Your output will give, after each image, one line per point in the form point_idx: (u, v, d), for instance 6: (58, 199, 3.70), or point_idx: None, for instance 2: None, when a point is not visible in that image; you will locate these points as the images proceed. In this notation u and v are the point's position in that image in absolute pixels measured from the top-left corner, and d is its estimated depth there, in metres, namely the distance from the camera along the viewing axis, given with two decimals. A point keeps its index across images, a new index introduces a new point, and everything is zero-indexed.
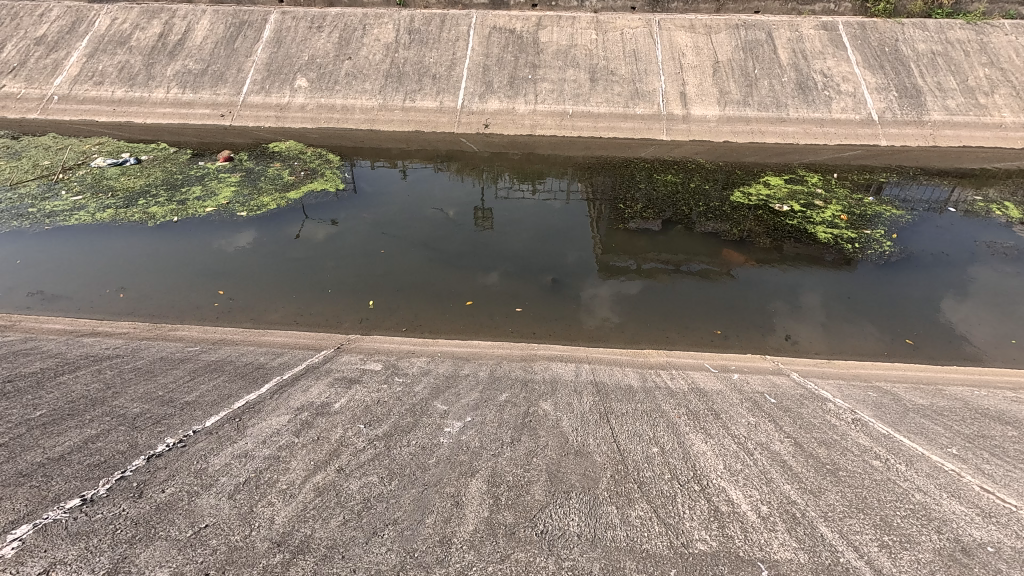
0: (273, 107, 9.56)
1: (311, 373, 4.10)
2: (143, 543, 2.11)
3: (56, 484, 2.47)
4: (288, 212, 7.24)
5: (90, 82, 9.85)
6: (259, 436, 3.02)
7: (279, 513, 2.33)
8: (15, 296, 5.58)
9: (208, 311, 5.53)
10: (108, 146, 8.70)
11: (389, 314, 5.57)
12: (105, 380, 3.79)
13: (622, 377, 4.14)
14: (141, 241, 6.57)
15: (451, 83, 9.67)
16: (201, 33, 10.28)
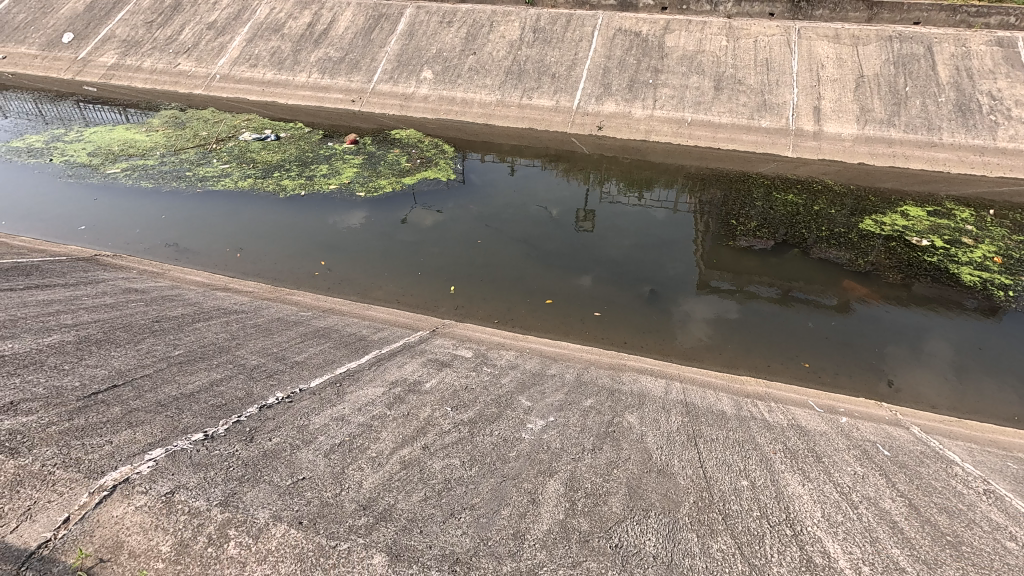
0: (398, 97, 10.09)
1: (406, 351, 4.30)
2: (250, 482, 2.30)
3: (186, 417, 2.79)
4: (400, 196, 7.62)
5: (247, 64, 10.97)
6: (356, 403, 3.22)
7: (367, 479, 2.46)
8: (165, 249, 6.40)
9: (319, 281, 5.98)
10: (255, 123, 9.64)
11: (482, 304, 5.71)
12: (232, 331, 4.22)
13: (714, 401, 3.94)
14: (270, 210, 7.24)
15: (569, 84, 9.67)
16: (343, 23, 11.06)
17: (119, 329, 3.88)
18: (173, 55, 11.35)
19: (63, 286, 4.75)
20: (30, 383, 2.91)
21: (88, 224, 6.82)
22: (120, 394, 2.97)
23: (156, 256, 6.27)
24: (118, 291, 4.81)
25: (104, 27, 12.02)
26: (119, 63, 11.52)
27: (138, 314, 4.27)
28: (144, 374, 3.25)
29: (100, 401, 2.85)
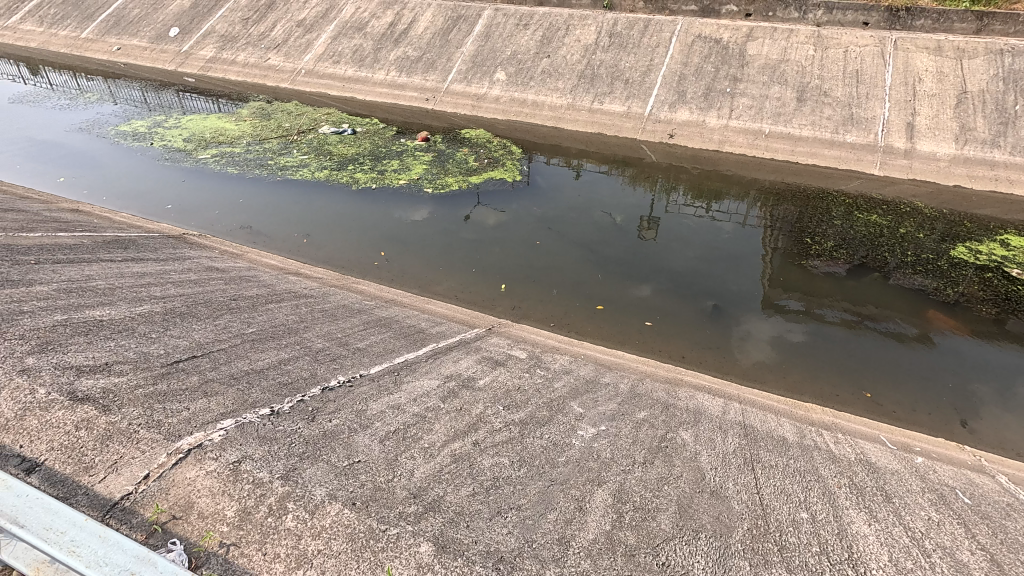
0: (470, 97, 10.25)
1: (462, 347, 4.37)
2: (309, 460, 2.41)
3: (255, 392, 2.95)
4: (466, 194, 7.74)
5: (330, 61, 11.47)
6: (411, 393, 3.30)
7: (418, 469, 2.52)
8: (244, 232, 6.81)
9: (382, 272, 6.17)
10: (334, 117, 10.08)
11: (539, 306, 5.72)
12: (301, 314, 4.43)
13: (776, 425, 3.77)
14: (342, 201, 7.55)
15: (642, 90, 9.51)
16: (423, 24, 11.36)
17: (200, 304, 4.15)
18: (264, 50, 12.04)
19: (155, 261, 5.13)
20: (123, 347, 3.16)
21: (179, 205, 7.37)
22: (198, 364, 3.17)
23: (235, 238, 6.69)
24: (201, 269, 5.15)
25: (205, 22, 12.89)
26: (217, 56, 12.33)
27: (217, 291, 4.56)
28: (220, 348, 3.47)
29: (181, 369, 3.06)
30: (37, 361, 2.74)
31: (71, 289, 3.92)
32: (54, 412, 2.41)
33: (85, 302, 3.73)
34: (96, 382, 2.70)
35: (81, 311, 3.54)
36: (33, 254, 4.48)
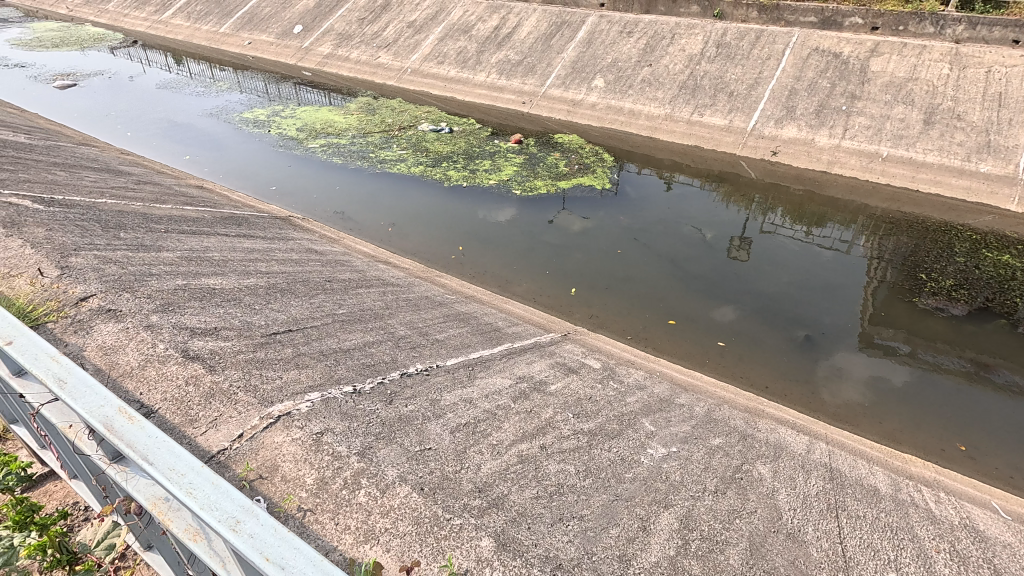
0: (567, 102, 10.27)
1: (536, 350, 4.39)
2: (384, 441, 2.51)
3: (341, 369, 3.13)
4: (553, 198, 7.75)
5: (435, 62, 11.91)
6: (484, 389, 3.36)
7: (485, 464, 2.56)
8: (339, 219, 7.25)
9: (464, 268, 6.33)
10: (434, 115, 10.46)
11: (617, 317, 5.62)
12: (386, 301, 4.64)
13: (867, 473, 3.46)
14: (432, 196, 7.82)
15: (747, 103, 9.08)
16: (527, 29, 11.53)
17: (298, 282, 4.46)
18: (375, 49, 12.71)
19: (263, 239, 5.57)
20: (230, 315, 3.46)
21: (285, 189, 7.97)
22: (293, 338, 3.41)
23: (330, 224, 7.14)
24: (302, 250, 5.52)
25: (326, 21, 13.81)
26: (333, 53, 13.17)
27: (314, 272, 4.86)
28: (313, 325, 3.70)
29: (278, 340, 3.31)
30: (160, 319, 3.05)
31: (192, 258, 4.34)
32: (170, 367, 2.67)
33: (202, 270, 4.12)
34: (206, 343, 2.97)
35: (198, 279, 3.90)
36: (163, 224, 5.00)
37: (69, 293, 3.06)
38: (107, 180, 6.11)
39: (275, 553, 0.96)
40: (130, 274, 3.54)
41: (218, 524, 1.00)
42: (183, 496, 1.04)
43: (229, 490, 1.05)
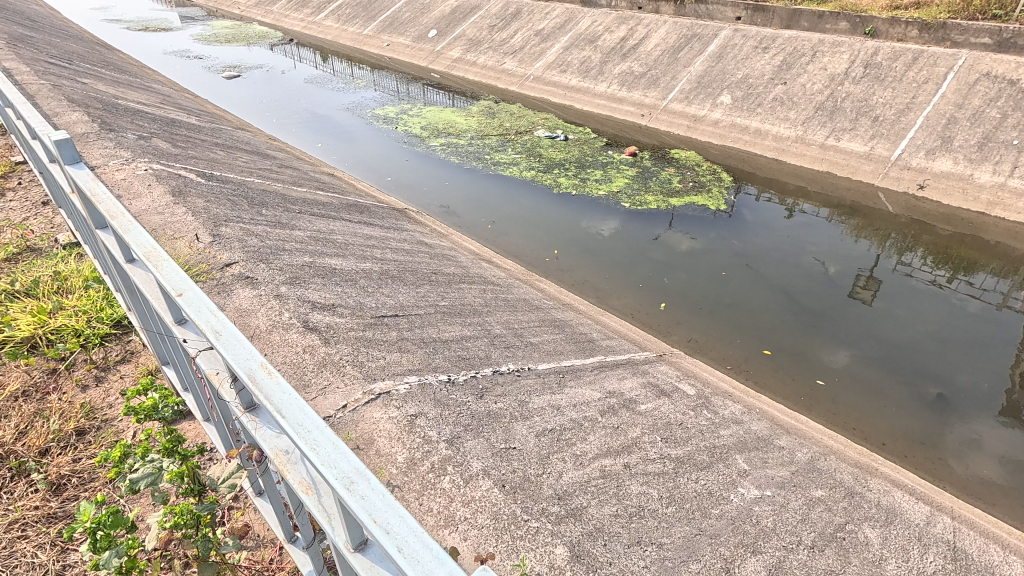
0: (688, 117, 9.94)
1: (629, 366, 4.30)
2: (472, 433, 2.58)
3: (438, 358, 3.27)
4: (662, 214, 7.53)
5: (558, 70, 12.04)
6: (573, 398, 3.35)
7: (567, 473, 2.56)
8: (443, 213, 7.63)
9: (561, 275, 6.37)
10: (551, 122, 10.58)
11: (718, 345, 5.34)
12: (486, 299, 4.76)
13: (1000, 561, 3.02)
14: (540, 201, 7.91)
15: (894, 130, 8.18)
16: (654, 41, 11.30)
17: (407, 271, 4.71)
18: (502, 55, 13.10)
19: (380, 227, 5.95)
20: (346, 294, 3.73)
21: (400, 181, 8.50)
22: (398, 322, 3.61)
23: (435, 216, 7.54)
24: (414, 241, 5.82)
25: (459, 27, 14.45)
26: (462, 57, 13.76)
27: (422, 263, 5.11)
28: (417, 313, 3.90)
29: (385, 323, 3.52)
30: (287, 290, 3.36)
31: (318, 238, 4.73)
32: (292, 335, 2.94)
33: (326, 251, 4.48)
34: (323, 317, 3.22)
35: (322, 258, 4.25)
36: (298, 206, 5.51)
37: (217, 259, 3.46)
38: (257, 162, 6.84)
39: (382, 518, 0.96)
40: (267, 247, 3.93)
41: (334, 482, 1.01)
42: (306, 449, 1.07)
43: (346, 451, 1.05)
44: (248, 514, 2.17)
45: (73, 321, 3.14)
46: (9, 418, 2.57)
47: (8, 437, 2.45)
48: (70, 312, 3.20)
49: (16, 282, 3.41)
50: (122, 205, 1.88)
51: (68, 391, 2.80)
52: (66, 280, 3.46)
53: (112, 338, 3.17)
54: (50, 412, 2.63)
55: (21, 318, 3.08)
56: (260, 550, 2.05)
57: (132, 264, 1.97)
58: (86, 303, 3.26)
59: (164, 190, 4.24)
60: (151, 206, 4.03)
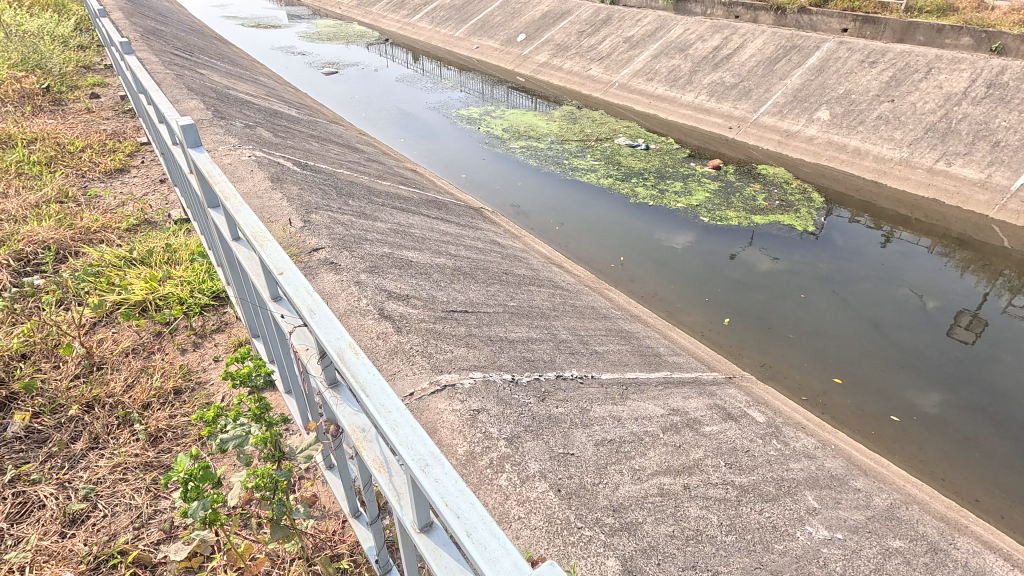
0: (780, 132, 9.46)
1: (695, 386, 4.16)
2: (532, 434, 2.59)
3: (503, 358, 3.31)
4: (742, 231, 7.23)
5: (645, 78, 11.82)
6: (635, 411, 3.29)
7: (623, 486, 2.53)
8: (515, 212, 7.75)
9: (630, 285, 6.27)
10: (633, 130, 10.42)
11: (794, 373, 5.05)
12: (554, 303, 4.76)
13: None
14: (615, 209, 7.81)
15: (1017, 157, 7.36)
16: (750, 51, 10.85)
17: (479, 269, 4.80)
18: (588, 61, 13.05)
19: (456, 225, 6.09)
20: (419, 286, 3.85)
21: (475, 179, 8.72)
22: (467, 318, 3.70)
23: (507, 216, 7.67)
24: (487, 240, 5.91)
25: (548, 32, 14.52)
26: (548, 62, 13.82)
27: (494, 263, 5.19)
28: (485, 311, 3.96)
29: (455, 318, 3.61)
30: (367, 278, 3.51)
31: (398, 231, 4.92)
32: (368, 321, 3.08)
33: (404, 243, 4.65)
34: (397, 306, 3.34)
35: (400, 250, 4.42)
36: (381, 199, 5.75)
37: (306, 243, 3.68)
38: (347, 154, 7.20)
39: (453, 502, 1.00)
40: (351, 235, 4.13)
41: (411, 462, 1.06)
42: (386, 429, 1.12)
43: (424, 435, 1.10)
44: (316, 485, 2.31)
45: (178, 290, 3.45)
46: (120, 372, 2.86)
47: (119, 388, 2.74)
48: (176, 281, 3.51)
49: (134, 251, 3.80)
50: (234, 187, 2.04)
51: (170, 352, 3.09)
52: (175, 252, 3.80)
53: (210, 308, 3.46)
54: (153, 370, 2.91)
55: (136, 283, 3.43)
56: (324, 521, 2.18)
57: (237, 242, 2.14)
58: (190, 275, 3.57)
59: (264, 176, 4.56)
60: (252, 190, 4.34)
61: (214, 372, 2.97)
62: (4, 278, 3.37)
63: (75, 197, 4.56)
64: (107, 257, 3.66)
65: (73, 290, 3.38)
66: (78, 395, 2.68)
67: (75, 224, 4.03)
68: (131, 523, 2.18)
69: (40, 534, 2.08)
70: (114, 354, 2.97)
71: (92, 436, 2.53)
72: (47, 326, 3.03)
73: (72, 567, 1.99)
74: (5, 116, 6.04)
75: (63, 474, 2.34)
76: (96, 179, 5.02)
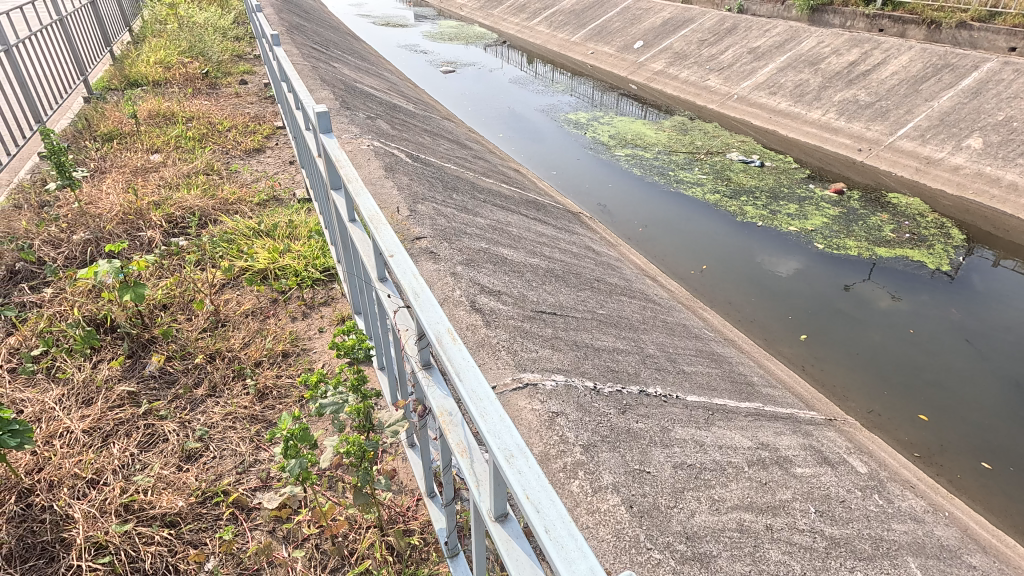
0: (918, 159, 8.54)
1: (790, 423, 3.87)
2: (609, 445, 2.54)
3: (587, 364, 3.27)
4: (861, 263, 6.63)
5: (767, 91, 11.12)
6: (720, 439, 3.12)
7: (700, 515, 2.44)
8: (600, 210, 7.91)
9: (728, 308, 5.96)
10: (747, 146, 9.88)
11: (906, 424, 4.56)
12: (644, 316, 4.63)
13: None
14: (718, 226, 7.46)
15: None
16: (892, 68, 9.86)
17: (571, 273, 4.79)
18: (707, 71, 12.52)
19: (553, 227, 6.11)
20: (512, 284, 3.91)
21: (565, 177, 8.94)
22: (555, 321, 3.71)
23: (591, 212, 7.85)
24: (583, 246, 5.88)
25: (667, 39, 14.13)
26: (664, 70, 13.41)
27: (587, 268, 5.15)
28: (574, 316, 3.94)
29: (543, 319, 3.63)
30: (462, 270, 3.61)
31: (496, 228, 5.02)
32: (459, 311, 3.17)
33: (501, 241, 4.74)
34: (488, 301, 3.41)
35: (497, 247, 4.51)
36: (482, 195, 5.89)
37: (410, 230, 3.84)
38: (455, 150, 7.47)
39: (534, 495, 1.02)
40: (452, 227, 4.26)
41: (496, 450, 1.09)
42: (475, 416, 1.16)
43: (510, 427, 1.13)
44: (396, 460, 2.43)
45: (295, 262, 3.75)
46: (239, 330, 3.17)
47: (237, 345, 3.04)
48: (295, 255, 3.83)
49: (262, 223, 4.20)
50: (357, 172, 2.19)
51: (282, 319, 3.38)
52: (296, 228, 4.15)
53: (320, 283, 3.73)
54: (267, 333, 3.19)
55: (261, 252, 3.79)
56: (400, 496, 2.29)
57: (352, 224, 2.31)
58: (307, 249, 3.87)
59: (379, 164, 4.84)
60: (368, 177, 4.63)
61: (318, 341, 3.20)
62: (157, 237, 3.86)
63: (219, 170, 5.11)
64: (241, 227, 4.07)
65: (210, 253, 3.79)
66: (204, 345, 3.00)
67: (217, 195, 4.51)
68: (235, 467, 2.41)
69: (161, 464, 2.36)
70: (238, 314, 3.30)
71: (211, 384, 2.82)
72: (186, 283, 3.42)
73: (184, 497, 2.23)
74: (171, 96, 6.89)
75: (185, 415, 2.63)
76: (237, 156, 5.60)
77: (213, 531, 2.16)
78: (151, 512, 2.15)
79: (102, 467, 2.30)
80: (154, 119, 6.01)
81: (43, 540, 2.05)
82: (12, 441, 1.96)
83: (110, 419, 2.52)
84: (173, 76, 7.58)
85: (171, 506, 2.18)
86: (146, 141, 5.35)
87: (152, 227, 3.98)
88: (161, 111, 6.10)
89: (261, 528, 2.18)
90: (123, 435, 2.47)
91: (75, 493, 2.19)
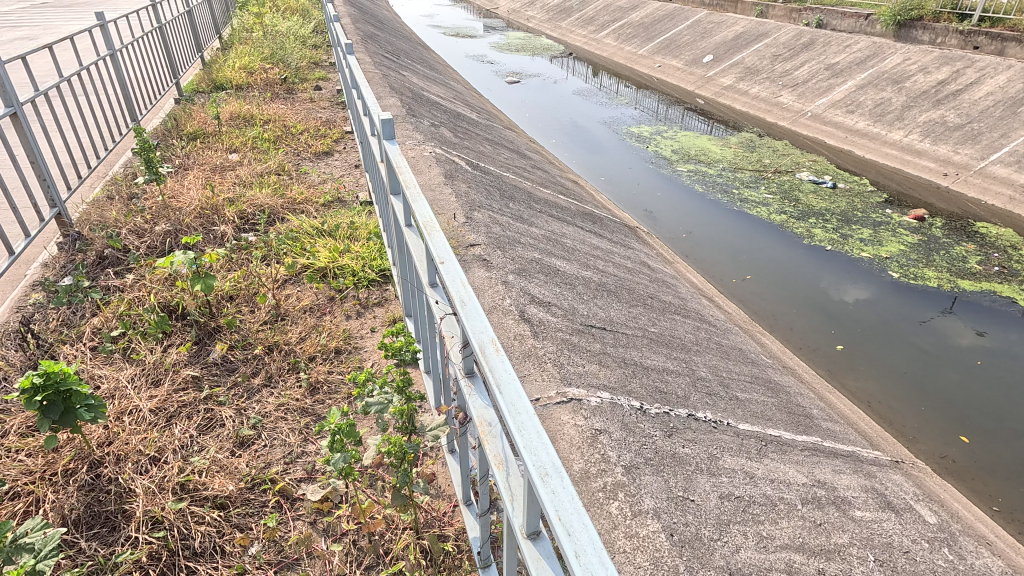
0: (1013, 186, 7.87)
1: (851, 461, 3.64)
2: (653, 468, 2.45)
3: (634, 383, 3.19)
4: (940, 295, 6.17)
5: (844, 109, 10.59)
6: (773, 473, 2.97)
7: (745, 550, 2.33)
8: (654, 225, 7.81)
9: (789, 335, 5.69)
10: (819, 166, 9.44)
11: (985, 474, 4.18)
12: (698, 338, 4.48)
13: None
14: (782, 247, 7.15)
15: None
16: (987, 88, 9.15)
17: (624, 288, 4.70)
18: (779, 87, 12.06)
19: (608, 241, 6.03)
20: (562, 295, 3.88)
21: (621, 188, 8.93)
22: (605, 336, 3.66)
23: (647, 227, 7.74)
24: (637, 261, 5.78)
25: (738, 54, 13.73)
26: (733, 85, 13.02)
27: (641, 284, 5.05)
28: (624, 332, 3.87)
29: (592, 334, 3.58)
30: (514, 279, 3.62)
31: (550, 239, 5.01)
32: (508, 321, 3.18)
33: (554, 252, 4.73)
34: (537, 311, 3.40)
35: (550, 258, 4.49)
36: (539, 205, 5.90)
37: (464, 237, 3.89)
38: (514, 159, 7.53)
39: (567, 517, 1.00)
40: (506, 236, 4.28)
41: (531, 467, 1.08)
42: (513, 430, 1.15)
43: (546, 442, 1.12)
44: (436, 464, 2.45)
45: (353, 263, 3.87)
46: (297, 324, 3.31)
47: (293, 338, 3.16)
48: (354, 256, 3.95)
49: (325, 224, 4.37)
50: (415, 178, 2.25)
51: (337, 316, 3.49)
52: (356, 229, 4.29)
53: (376, 284, 3.83)
54: (322, 329, 3.30)
55: (322, 252, 3.94)
56: (438, 501, 2.31)
57: (408, 229, 2.37)
58: (365, 251, 3.99)
59: (439, 171, 4.95)
60: (428, 183, 4.74)
61: (369, 341, 3.28)
62: (229, 231, 4.09)
63: (289, 171, 5.37)
64: (305, 226, 4.25)
65: (275, 249, 3.99)
66: (263, 337, 3.15)
67: (286, 194, 4.74)
68: (283, 457, 2.51)
69: (217, 448, 2.49)
70: (298, 309, 3.45)
71: (267, 374, 2.96)
72: (252, 277, 3.61)
73: (235, 481, 2.34)
74: (251, 100, 7.32)
75: (241, 402, 2.77)
76: (308, 158, 5.87)
77: (258, 517, 2.24)
78: (204, 493, 2.27)
79: (164, 446, 2.44)
80: (235, 120, 6.39)
81: (107, 509, 2.19)
82: (88, 414, 2.12)
83: (174, 401, 2.68)
84: (255, 81, 8.06)
85: (222, 489, 2.29)
86: (226, 141, 5.70)
87: (225, 222, 4.23)
88: (242, 114, 6.49)
89: (302, 519, 2.25)
90: (185, 417, 2.62)
91: (138, 468, 2.33)
